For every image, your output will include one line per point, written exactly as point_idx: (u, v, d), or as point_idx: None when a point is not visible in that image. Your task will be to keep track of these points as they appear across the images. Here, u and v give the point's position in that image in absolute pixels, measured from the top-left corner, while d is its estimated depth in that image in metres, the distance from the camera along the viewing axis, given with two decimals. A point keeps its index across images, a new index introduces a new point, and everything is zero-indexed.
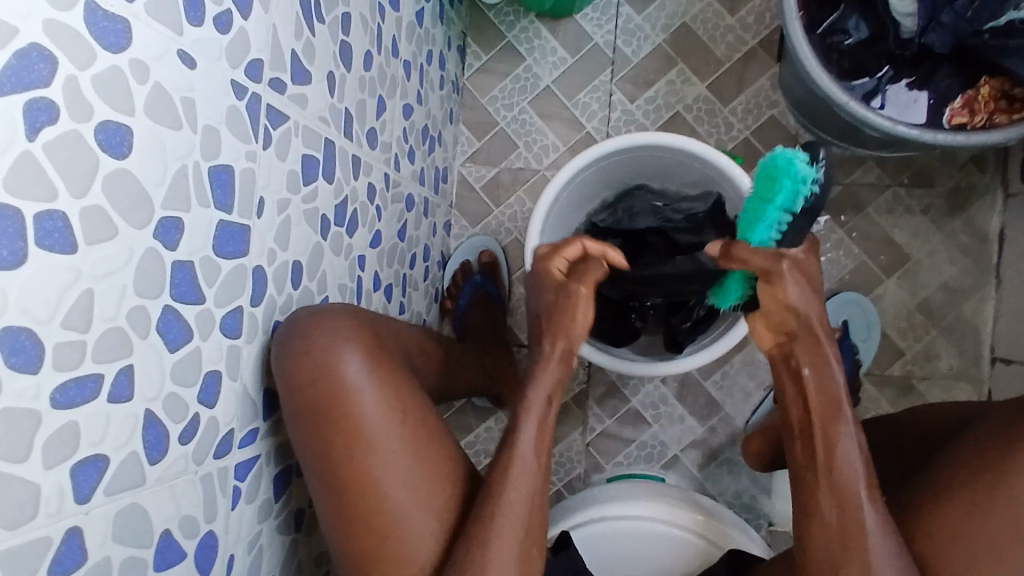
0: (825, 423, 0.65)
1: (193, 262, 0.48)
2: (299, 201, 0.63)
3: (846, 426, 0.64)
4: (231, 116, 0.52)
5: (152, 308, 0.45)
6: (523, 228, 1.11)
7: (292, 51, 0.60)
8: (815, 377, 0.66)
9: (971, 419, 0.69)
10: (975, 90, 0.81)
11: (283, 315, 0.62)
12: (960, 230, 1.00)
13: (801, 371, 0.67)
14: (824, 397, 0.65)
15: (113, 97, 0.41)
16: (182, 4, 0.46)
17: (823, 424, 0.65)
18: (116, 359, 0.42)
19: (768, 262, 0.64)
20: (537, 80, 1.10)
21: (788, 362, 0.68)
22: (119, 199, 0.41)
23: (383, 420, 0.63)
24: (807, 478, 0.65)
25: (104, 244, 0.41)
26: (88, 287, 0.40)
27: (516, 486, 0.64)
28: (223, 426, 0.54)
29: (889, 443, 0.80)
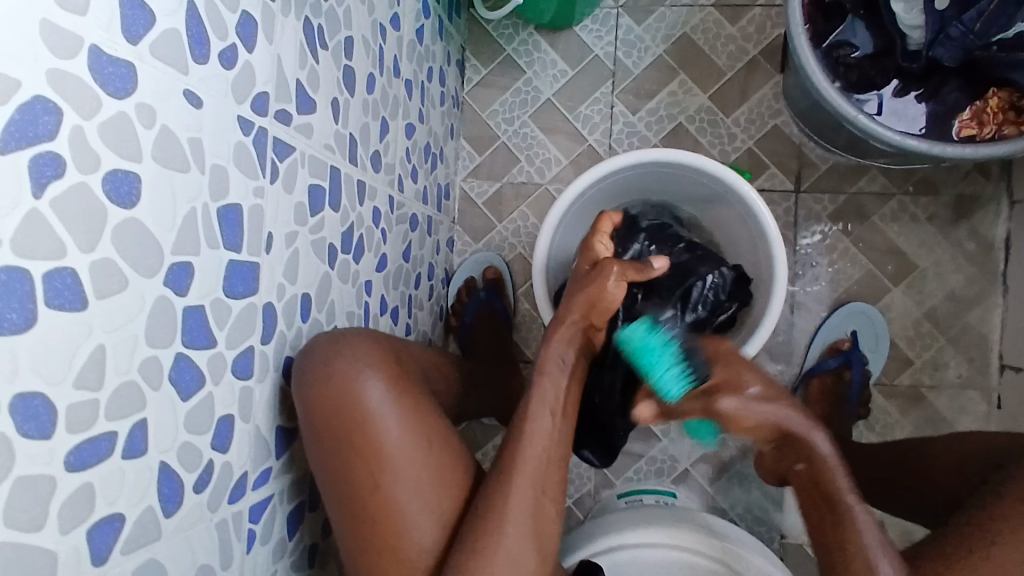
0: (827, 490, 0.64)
1: (204, 305, 0.47)
2: (307, 233, 0.62)
3: (849, 500, 0.63)
4: (239, 152, 0.51)
5: (165, 357, 0.44)
6: (527, 243, 1.10)
7: (297, 81, 0.58)
8: (807, 467, 0.65)
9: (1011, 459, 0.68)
10: (984, 102, 0.81)
11: (294, 349, 0.61)
12: (966, 238, 1.00)
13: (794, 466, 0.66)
14: (819, 479, 0.64)
15: (121, 145, 0.39)
16: (187, 42, 0.44)
17: (825, 502, 0.64)
18: (129, 413, 0.41)
19: (698, 401, 0.66)
20: (538, 93, 1.09)
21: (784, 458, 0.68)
22: (129, 249, 0.40)
23: (409, 447, 0.61)
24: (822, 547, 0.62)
25: (115, 296, 0.39)
26: (100, 343, 0.38)
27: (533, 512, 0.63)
28: (237, 470, 0.52)
29: (918, 480, 0.79)
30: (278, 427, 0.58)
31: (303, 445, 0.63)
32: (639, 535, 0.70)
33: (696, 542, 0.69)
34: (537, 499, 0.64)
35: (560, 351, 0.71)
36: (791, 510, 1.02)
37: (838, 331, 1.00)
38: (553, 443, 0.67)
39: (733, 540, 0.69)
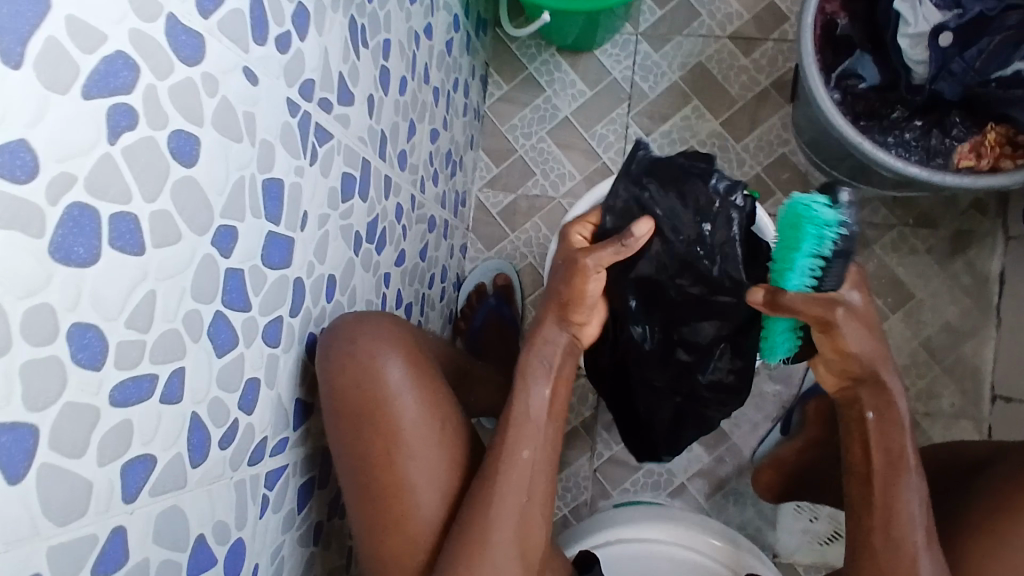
0: (886, 463, 0.66)
1: (244, 269, 0.50)
2: (337, 217, 0.65)
3: (908, 478, 0.66)
4: (284, 131, 0.54)
5: (206, 312, 0.46)
6: (538, 254, 1.12)
7: (339, 73, 0.62)
8: (878, 423, 0.67)
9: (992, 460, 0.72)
10: (982, 135, 0.85)
11: (317, 327, 0.62)
12: (962, 271, 1.03)
13: (865, 416, 0.68)
14: (888, 448, 0.66)
15: (186, 108, 0.42)
16: (250, 22, 0.48)
17: (885, 477, 0.66)
18: (170, 360, 0.43)
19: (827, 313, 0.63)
20: (556, 111, 1.14)
21: (853, 406, 0.69)
22: (184, 204, 0.43)
23: (423, 429, 0.63)
24: (861, 525, 0.67)
25: (169, 247, 0.42)
26: (152, 288, 0.41)
27: (535, 487, 0.63)
28: (258, 434, 0.54)
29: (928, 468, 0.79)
30: (297, 399, 0.60)
31: (319, 422, 0.64)
32: (630, 530, 0.70)
33: (688, 538, 0.70)
34: (534, 481, 0.64)
35: (543, 354, 0.68)
36: (784, 529, 1.03)
37: None
38: (537, 429, 0.65)
39: (729, 539, 0.70)
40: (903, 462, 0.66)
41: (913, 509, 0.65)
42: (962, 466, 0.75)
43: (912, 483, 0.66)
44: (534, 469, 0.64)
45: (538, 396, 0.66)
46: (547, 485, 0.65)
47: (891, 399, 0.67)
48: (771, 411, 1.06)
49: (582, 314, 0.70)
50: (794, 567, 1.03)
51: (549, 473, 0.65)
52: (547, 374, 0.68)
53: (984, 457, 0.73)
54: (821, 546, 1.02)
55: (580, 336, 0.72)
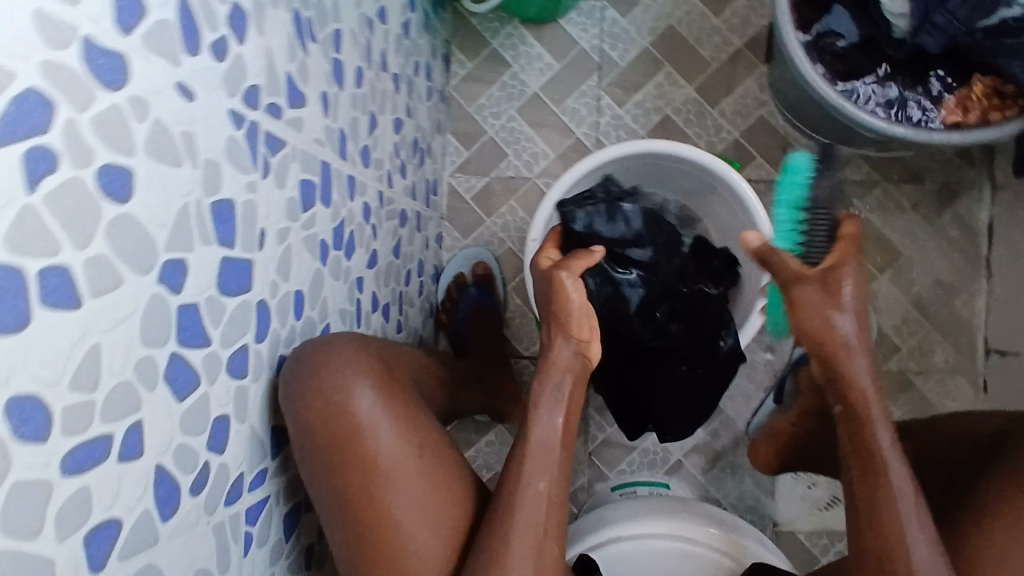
0: (863, 456, 0.65)
1: (199, 303, 0.46)
2: (299, 229, 0.61)
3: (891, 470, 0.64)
4: (231, 146, 0.50)
5: (160, 357, 0.42)
6: (517, 239, 1.09)
7: (287, 74, 0.58)
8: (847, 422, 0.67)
9: (1005, 437, 0.68)
10: (969, 88, 0.83)
11: (287, 348, 0.59)
12: (950, 225, 1.02)
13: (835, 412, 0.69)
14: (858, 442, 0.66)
15: (113, 138, 0.38)
16: (179, 32, 0.43)
17: (868, 476, 0.65)
18: (125, 415, 0.40)
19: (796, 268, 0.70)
20: (524, 87, 1.09)
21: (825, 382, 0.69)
22: (123, 244, 0.39)
23: (402, 459, 0.60)
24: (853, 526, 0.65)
25: (110, 294, 0.38)
26: (96, 342, 0.37)
27: (546, 519, 0.61)
28: (233, 472, 0.51)
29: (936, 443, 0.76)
30: (271, 429, 0.57)
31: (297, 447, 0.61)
32: (635, 526, 0.69)
33: (694, 531, 0.68)
34: (546, 509, 0.61)
35: (554, 383, 0.66)
36: (783, 498, 1.04)
37: None
38: (551, 460, 0.63)
39: (729, 527, 0.69)
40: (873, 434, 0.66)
41: (897, 495, 0.63)
42: (975, 444, 0.72)
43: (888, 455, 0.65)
44: (546, 498, 0.61)
45: (541, 421, 0.64)
46: (557, 515, 0.62)
47: (851, 369, 0.67)
48: (762, 381, 1.05)
49: (577, 330, 0.67)
50: (795, 534, 1.03)
51: (559, 502, 0.63)
52: (558, 402, 0.66)
53: (997, 435, 0.70)
54: (821, 512, 1.03)
55: (589, 356, 0.69)
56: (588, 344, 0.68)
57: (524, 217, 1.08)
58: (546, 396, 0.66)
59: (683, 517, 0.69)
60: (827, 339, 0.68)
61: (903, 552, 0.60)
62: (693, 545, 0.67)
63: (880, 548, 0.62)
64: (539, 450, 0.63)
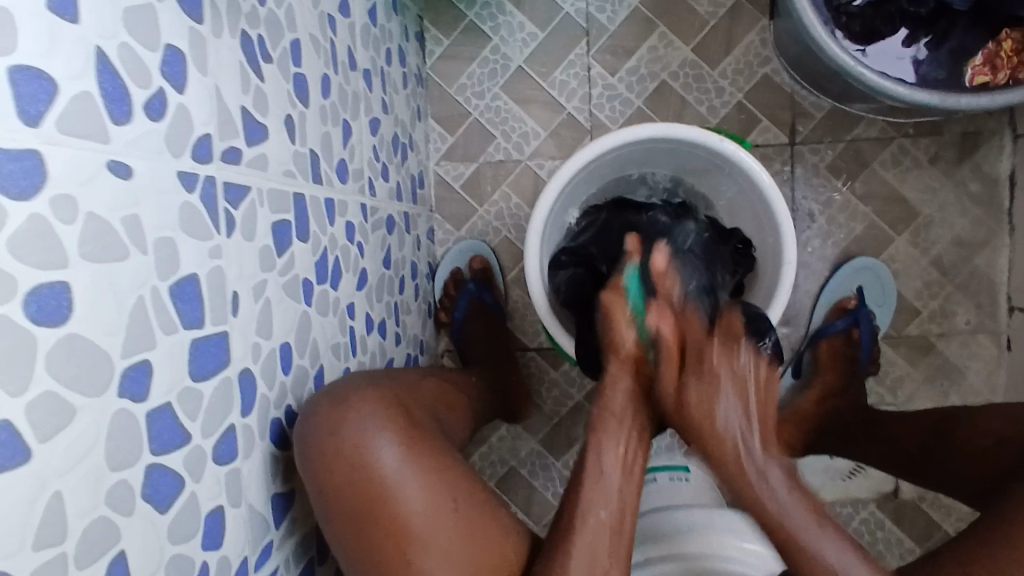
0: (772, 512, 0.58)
1: (171, 401, 0.41)
2: (276, 277, 0.56)
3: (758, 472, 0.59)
4: (185, 213, 0.44)
5: (134, 476, 0.38)
6: (513, 227, 1.03)
7: (241, 108, 0.51)
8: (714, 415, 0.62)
9: None
10: (997, 44, 0.77)
11: (279, 410, 0.55)
12: (969, 178, 0.97)
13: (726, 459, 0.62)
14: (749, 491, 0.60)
15: (40, 254, 0.32)
16: (104, 101, 0.37)
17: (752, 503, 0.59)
18: (105, 551, 0.36)
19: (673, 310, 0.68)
20: (507, 61, 1.01)
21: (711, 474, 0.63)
22: (72, 370, 0.34)
23: (432, 511, 0.54)
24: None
25: (63, 432, 0.33)
26: (56, 489, 0.33)
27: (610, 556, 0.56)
28: (236, 560, 0.47)
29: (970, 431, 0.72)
30: (271, 500, 0.53)
31: (302, 506, 0.58)
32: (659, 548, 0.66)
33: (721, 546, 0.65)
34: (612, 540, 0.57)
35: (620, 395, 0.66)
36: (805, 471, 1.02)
37: (843, 289, 0.97)
38: (610, 489, 0.60)
39: (757, 538, 0.66)
40: (734, 442, 0.61)
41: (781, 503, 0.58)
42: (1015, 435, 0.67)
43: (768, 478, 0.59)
44: (607, 529, 0.57)
45: (604, 456, 0.62)
46: (624, 543, 0.58)
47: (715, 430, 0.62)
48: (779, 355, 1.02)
49: (641, 356, 0.68)
50: None
51: (624, 534, 0.58)
52: (620, 426, 0.64)
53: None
54: (844, 481, 1.01)
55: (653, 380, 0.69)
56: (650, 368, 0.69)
57: (518, 203, 1.02)
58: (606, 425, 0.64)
59: (709, 531, 0.66)
60: (692, 413, 0.63)
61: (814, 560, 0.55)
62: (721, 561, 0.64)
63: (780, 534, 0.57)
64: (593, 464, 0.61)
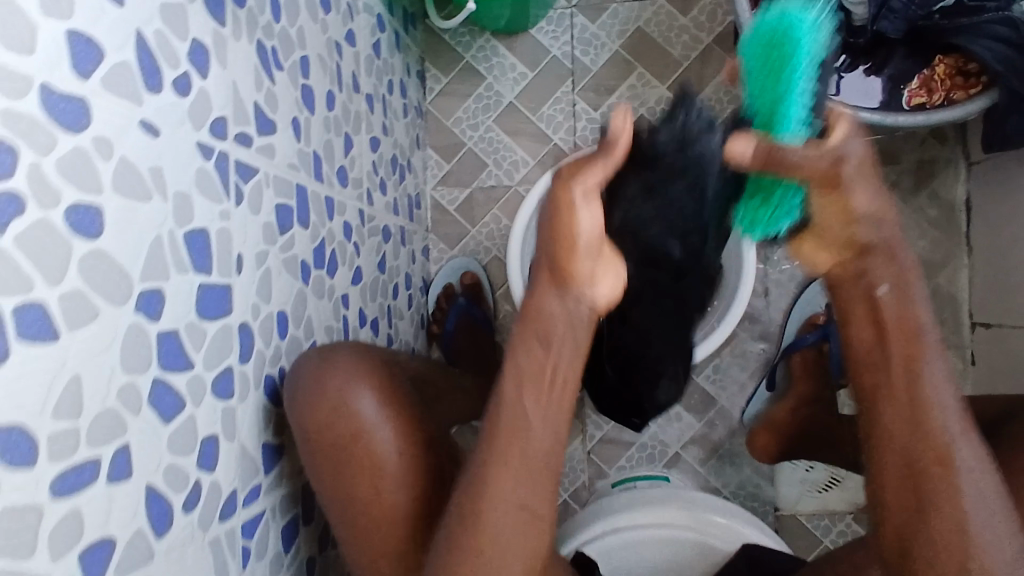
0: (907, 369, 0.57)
1: (178, 329, 0.48)
2: (278, 251, 0.63)
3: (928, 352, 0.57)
4: (201, 177, 0.52)
5: (142, 382, 0.44)
6: (502, 246, 1.11)
7: (254, 103, 0.60)
8: (894, 295, 0.57)
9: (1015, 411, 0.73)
10: (931, 69, 0.87)
11: (273, 367, 0.61)
12: (928, 204, 1.04)
13: (876, 290, 0.58)
14: (903, 322, 0.57)
15: (80, 180, 0.40)
16: (139, 73, 0.45)
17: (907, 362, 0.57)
18: (111, 440, 0.42)
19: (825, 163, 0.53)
20: (499, 97, 1.11)
21: (859, 281, 0.58)
22: (98, 279, 0.41)
23: (405, 456, 0.62)
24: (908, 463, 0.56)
25: (86, 327, 0.40)
26: (76, 373, 0.39)
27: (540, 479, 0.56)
28: (225, 489, 0.53)
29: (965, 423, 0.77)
30: (260, 447, 0.58)
31: (291, 460, 0.63)
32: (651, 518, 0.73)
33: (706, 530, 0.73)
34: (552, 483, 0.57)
35: (555, 312, 0.56)
36: (782, 483, 1.05)
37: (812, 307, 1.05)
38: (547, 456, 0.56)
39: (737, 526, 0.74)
40: (920, 337, 0.57)
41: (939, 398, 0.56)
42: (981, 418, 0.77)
43: (919, 300, 0.58)
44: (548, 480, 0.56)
45: (528, 403, 0.57)
46: (546, 467, 0.56)
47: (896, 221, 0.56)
48: (755, 369, 1.07)
49: (580, 273, 0.55)
50: (797, 518, 1.04)
51: (548, 462, 0.56)
52: (539, 382, 0.57)
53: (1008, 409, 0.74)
54: (820, 494, 1.04)
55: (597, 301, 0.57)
56: (593, 283, 0.56)
57: (508, 224, 1.10)
58: (530, 381, 0.57)
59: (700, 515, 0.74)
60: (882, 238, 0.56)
61: (938, 418, 0.56)
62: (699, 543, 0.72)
63: (906, 352, 0.57)
64: (515, 405, 0.56)
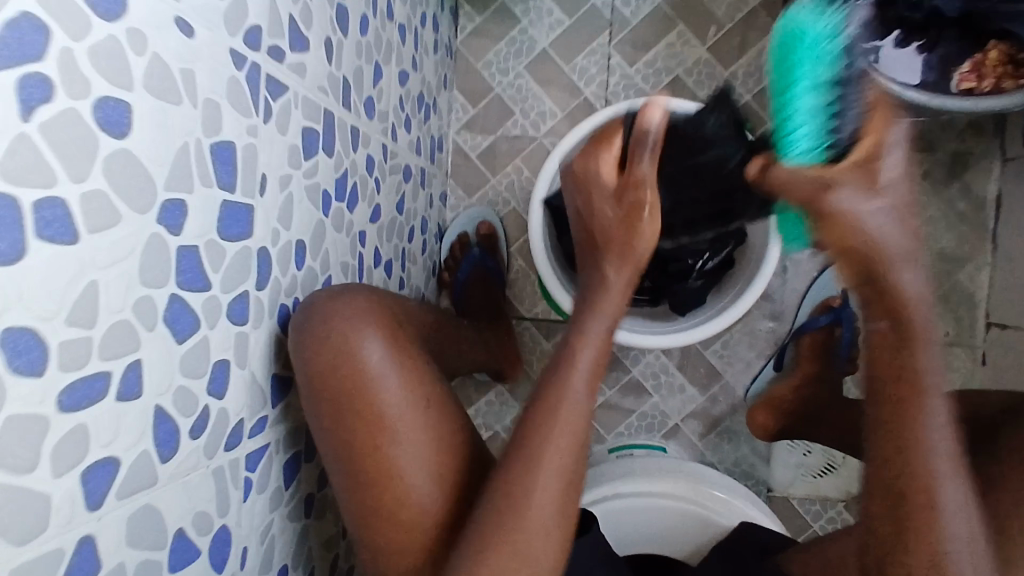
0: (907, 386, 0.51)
1: (198, 247, 0.45)
2: (301, 177, 0.60)
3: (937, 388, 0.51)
4: (231, 87, 0.48)
5: (159, 298, 0.42)
6: (521, 199, 1.08)
7: (289, 15, 0.56)
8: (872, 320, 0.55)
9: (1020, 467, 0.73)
10: (983, 55, 0.83)
11: (288, 298, 0.59)
12: (957, 197, 1.02)
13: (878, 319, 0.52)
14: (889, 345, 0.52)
15: (110, 72, 0.37)
16: None
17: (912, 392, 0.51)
18: (124, 354, 0.39)
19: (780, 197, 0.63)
20: (533, 43, 1.06)
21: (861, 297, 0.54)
22: (120, 182, 0.38)
23: (406, 411, 0.57)
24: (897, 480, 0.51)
25: (106, 231, 0.37)
26: (94, 279, 0.36)
27: (575, 459, 0.57)
28: (233, 418, 0.51)
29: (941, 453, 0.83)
30: (270, 379, 0.56)
31: (298, 396, 0.61)
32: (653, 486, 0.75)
33: (701, 498, 0.74)
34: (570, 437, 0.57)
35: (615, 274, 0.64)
36: (777, 465, 1.05)
37: (827, 291, 1.02)
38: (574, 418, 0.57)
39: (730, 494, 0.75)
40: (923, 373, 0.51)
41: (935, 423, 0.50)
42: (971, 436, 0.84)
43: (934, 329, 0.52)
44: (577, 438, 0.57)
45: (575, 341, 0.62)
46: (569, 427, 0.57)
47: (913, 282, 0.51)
48: (764, 349, 1.06)
49: None
50: (789, 500, 1.04)
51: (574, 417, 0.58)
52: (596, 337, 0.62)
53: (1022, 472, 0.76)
54: (814, 479, 1.04)
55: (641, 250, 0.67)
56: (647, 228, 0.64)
57: (529, 177, 1.07)
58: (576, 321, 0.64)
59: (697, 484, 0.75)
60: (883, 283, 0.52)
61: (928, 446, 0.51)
62: (694, 510, 0.74)
63: (901, 366, 0.52)
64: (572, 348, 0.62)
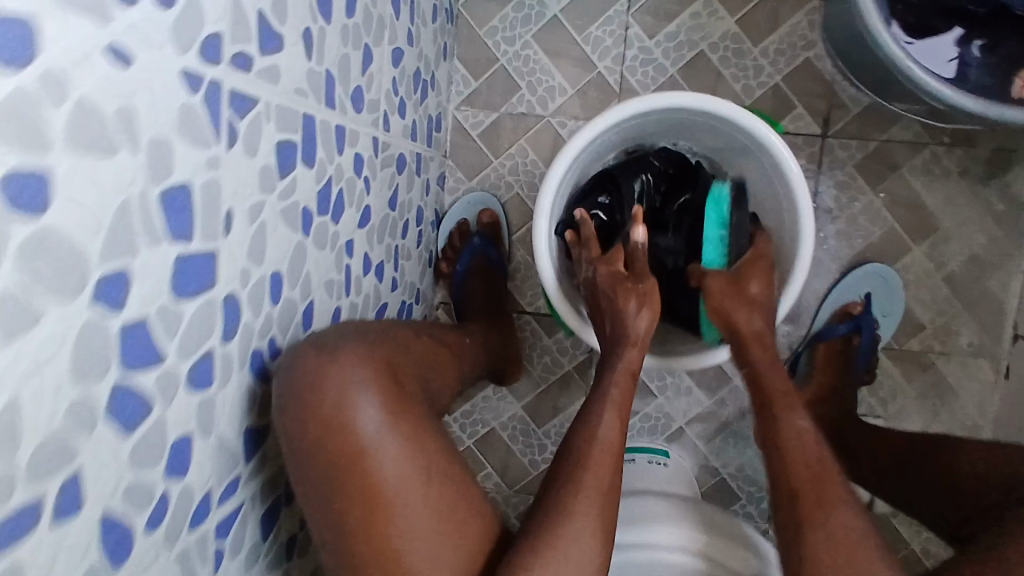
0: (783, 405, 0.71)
1: (148, 317, 0.38)
2: (276, 200, 0.52)
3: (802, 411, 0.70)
4: (185, 116, 0.40)
5: (99, 393, 0.35)
6: (526, 183, 0.99)
7: (258, 12, 0.47)
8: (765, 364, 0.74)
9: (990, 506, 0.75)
10: None
11: (262, 339, 0.52)
12: (996, 198, 0.94)
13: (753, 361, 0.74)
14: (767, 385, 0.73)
15: (19, 138, 0.29)
16: None
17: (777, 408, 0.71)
18: (59, 470, 0.33)
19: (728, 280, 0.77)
20: (543, 9, 0.95)
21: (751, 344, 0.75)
22: (42, 271, 0.31)
23: (405, 476, 0.54)
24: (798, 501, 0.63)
25: (28, 336, 0.30)
26: (13, 398, 0.30)
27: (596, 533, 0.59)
28: (198, 492, 0.45)
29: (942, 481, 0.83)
30: (241, 436, 0.50)
31: (276, 443, 0.55)
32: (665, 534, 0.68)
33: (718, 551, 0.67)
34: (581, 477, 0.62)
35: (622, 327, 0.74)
36: None
37: (851, 293, 0.96)
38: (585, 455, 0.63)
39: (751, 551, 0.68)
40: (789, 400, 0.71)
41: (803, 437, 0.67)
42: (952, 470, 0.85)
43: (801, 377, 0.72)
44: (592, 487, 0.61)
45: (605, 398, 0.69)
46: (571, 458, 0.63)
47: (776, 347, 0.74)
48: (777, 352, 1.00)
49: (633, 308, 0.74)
50: None
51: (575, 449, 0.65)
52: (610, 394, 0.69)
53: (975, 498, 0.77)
54: None
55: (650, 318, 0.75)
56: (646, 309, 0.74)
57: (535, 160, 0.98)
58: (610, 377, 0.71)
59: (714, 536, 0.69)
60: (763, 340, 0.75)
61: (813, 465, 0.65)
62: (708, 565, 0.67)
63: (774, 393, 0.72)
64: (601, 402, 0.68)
